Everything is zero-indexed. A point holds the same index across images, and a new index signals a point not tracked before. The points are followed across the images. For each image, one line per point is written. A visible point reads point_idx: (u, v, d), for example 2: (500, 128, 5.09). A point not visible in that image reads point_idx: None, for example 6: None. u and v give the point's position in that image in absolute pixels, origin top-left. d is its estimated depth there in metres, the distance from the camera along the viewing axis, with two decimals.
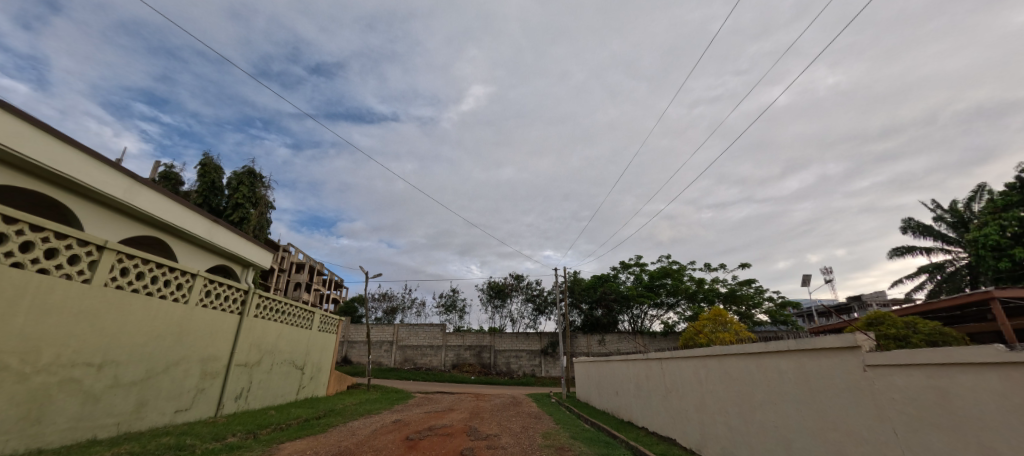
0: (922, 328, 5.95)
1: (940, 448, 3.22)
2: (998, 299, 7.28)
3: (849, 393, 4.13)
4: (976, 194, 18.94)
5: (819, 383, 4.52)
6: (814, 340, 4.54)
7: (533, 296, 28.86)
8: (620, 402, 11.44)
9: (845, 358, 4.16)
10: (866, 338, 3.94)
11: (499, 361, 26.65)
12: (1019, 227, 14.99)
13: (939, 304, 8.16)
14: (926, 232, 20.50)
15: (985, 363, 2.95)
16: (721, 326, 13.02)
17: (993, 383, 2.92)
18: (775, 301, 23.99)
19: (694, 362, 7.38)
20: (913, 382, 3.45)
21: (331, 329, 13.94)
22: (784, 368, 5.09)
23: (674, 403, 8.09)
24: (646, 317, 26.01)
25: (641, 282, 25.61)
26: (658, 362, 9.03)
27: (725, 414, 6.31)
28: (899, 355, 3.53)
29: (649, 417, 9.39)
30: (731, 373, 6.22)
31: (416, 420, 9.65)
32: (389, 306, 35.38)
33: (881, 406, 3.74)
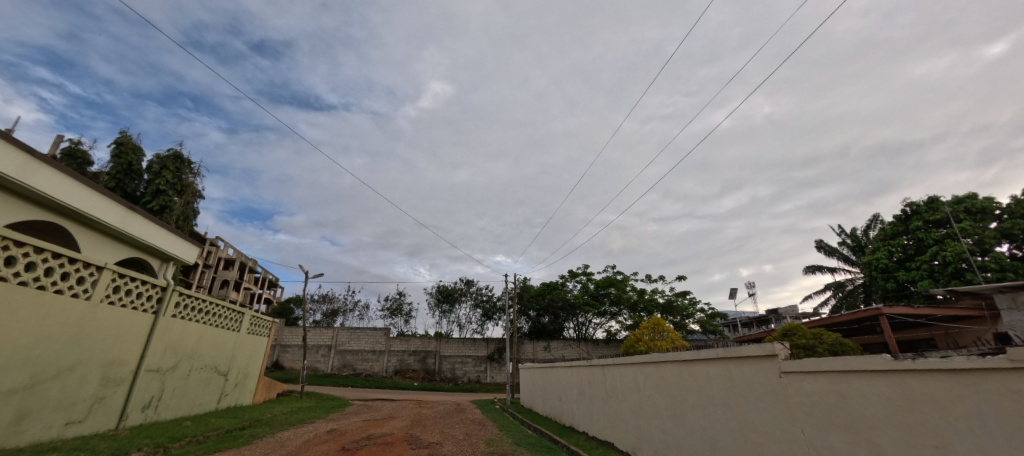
0: (826, 339, 6.77)
1: (838, 443, 3.72)
2: (886, 315, 8.25)
3: (765, 396, 4.63)
4: (871, 223, 21.55)
5: (741, 388, 5.01)
6: (738, 348, 5.03)
7: (481, 302, 28.85)
8: (562, 408, 11.82)
9: (763, 365, 4.68)
10: (782, 347, 4.47)
11: (444, 367, 26.31)
12: (902, 253, 17.30)
13: (840, 319, 9.08)
14: (833, 253, 22.97)
15: (873, 370, 3.46)
16: (658, 334, 13.74)
17: (879, 388, 3.44)
18: (706, 312, 25.68)
19: (633, 368, 7.81)
20: (820, 386, 3.95)
21: (262, 332, 13.18)
22: (712, 373, 5.58)
23: (613, 407, 8.50)
24: (590, 325, 26.85)
25: (587, 291, 26.41)
26: (600, 368, 9.41)
27: (660, 418, 6.75)
28: (809, 362, 4.04)
29: (590, 422, 9.79)
30: (667, 378, 6.66)
31: (353, 429, 9.33)
32: (329, 308, 33.83)
33: (792, 409, 4.23)
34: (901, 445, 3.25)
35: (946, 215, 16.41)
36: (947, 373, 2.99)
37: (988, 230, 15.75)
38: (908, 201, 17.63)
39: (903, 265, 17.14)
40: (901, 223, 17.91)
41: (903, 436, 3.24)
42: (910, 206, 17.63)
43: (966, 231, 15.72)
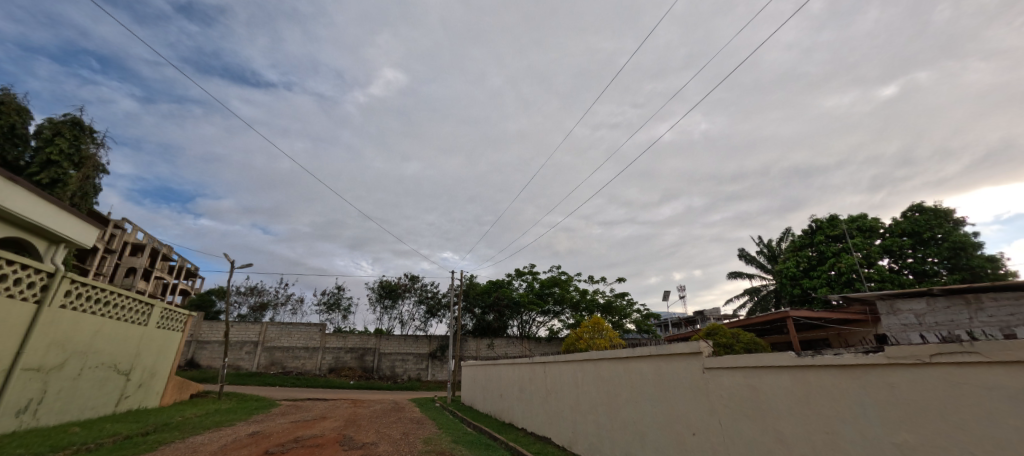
0: (742, 338, 7.53)
1: (749, 431, 4.22)
2: (792, 318, 9.30)
3: (690, 390, 5.10)
4: (784, 235, 24.03)
5: (669, 383, 5.47)
6: (668, 347, 5.48)
7: (426, 298, 28.45)
8: (502, 405, 12.07)
9: (689, 361, 5.15)
10: (706, 345, 4.95)
11: (383, 365, 25.66)
12: (807, 262, 19.47)
13: (754, 320, 10.09)
14: (752, 261, 25.30)
15: (780, 366, 3.96)
16: (598, 333, 14.40)
17: (783, 381, 3.95)
18: (642, 312, 27.21)
19: (572, 365, 8.19)
20: (736, 380, 4.44)
21: (174, 327, 12.15)
22: (644, 370, 6.01)
23: (552, 404, 8.85)
24: (534, 323, 27.44)
25: (532, 290, 26.94)
26: (541, 366, 9.74)
27: (595, 412, 7.15)
28: (729, 359, 4.52)
29: (529, 418, 10.11)
30: (604, 375, 7.07)
31: (279, 432, 8.91)
32: (257, 301, 31.68)
33: (713, 401, 4.71)
34: (799, 431, 3.75)
35: (843, 231, 18.75)
36: (834, 369, 3.49)
37: (874, 245, 18.22)
38: (814, 217, 19.88)
39: (808, 273, 19.30)
40: (807, 237, 20.16)
41: (800, 423, 3.75)
42: (815, 222, 19.86)
43: (858, 245, 18.10)
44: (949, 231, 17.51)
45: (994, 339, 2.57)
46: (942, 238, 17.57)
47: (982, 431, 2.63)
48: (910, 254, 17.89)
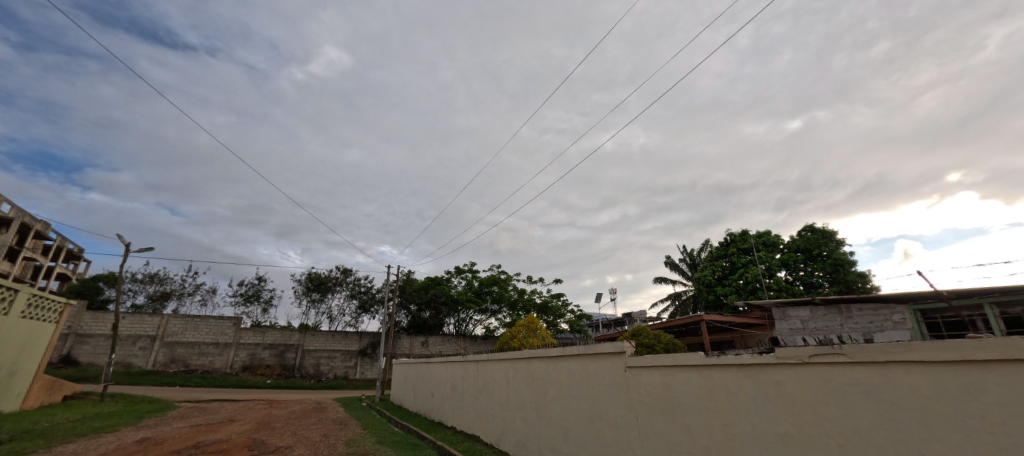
0: (663, 339, 8.13)
1: (661, 424, 4.59)
2: (705, 321, 10.17)
3: (612, 387, 5.43)
4: (704, 246, 26.22)
5: (594, 381, 5.77)
6: (595, 346, 5.79)
7: (358, 293, 27.31)
8: (432, 403, 11.95)
9: (612, 360, 5.47)
10: (629, 345, 5.31)
11: (307, 362, 24.25)
12: (721, 271, 21.41)
13: (673, 322, 10.90)
14: (675, 268, 27.27)
15: (690, 364, 4.36)
16: (532, 332, 14.72)
17: (691, 378, 4.34)
18: (575, 313, 28.22)
19: (505, 364, 8.33)
20: (652, 378, 4.80)
21: (43, 318, 10.54)
22: (572, 368, 6.29)
23: (483, 402, 8.95)
24: (470, 321, 27.41)
25: (470, 288, 26.86)
26: (474, 364, 9.79)
27: (524, 409, 7.34)
28: (647, 358, 4.88)
29: (458, 416, 10.12)
30: (535, 374, 7.25)
31: (178, 437, 8.12)
32: (158, 291, 28.46)
33: (631, 397, 5.05)
34: (702, 424, 4.15)
35: (751, 245, 20.88)
36: (735, 367, 3.91)
37: (775, 259, 20.51)
38: (729, 231, 21.89)
39: (721, 281, 21.21)
40: (722, 248, 22.16)
41: (703, 416, 4.15)
42: (729, 235, 21.88)
43: (762, 258, 20.27)
44: (833, 249, 20.17)
45: (857, 343, 3.02)
46: (827, 255, 20.16)
47: (845, 421, 3.08)
48: (802, 267, 20.34)
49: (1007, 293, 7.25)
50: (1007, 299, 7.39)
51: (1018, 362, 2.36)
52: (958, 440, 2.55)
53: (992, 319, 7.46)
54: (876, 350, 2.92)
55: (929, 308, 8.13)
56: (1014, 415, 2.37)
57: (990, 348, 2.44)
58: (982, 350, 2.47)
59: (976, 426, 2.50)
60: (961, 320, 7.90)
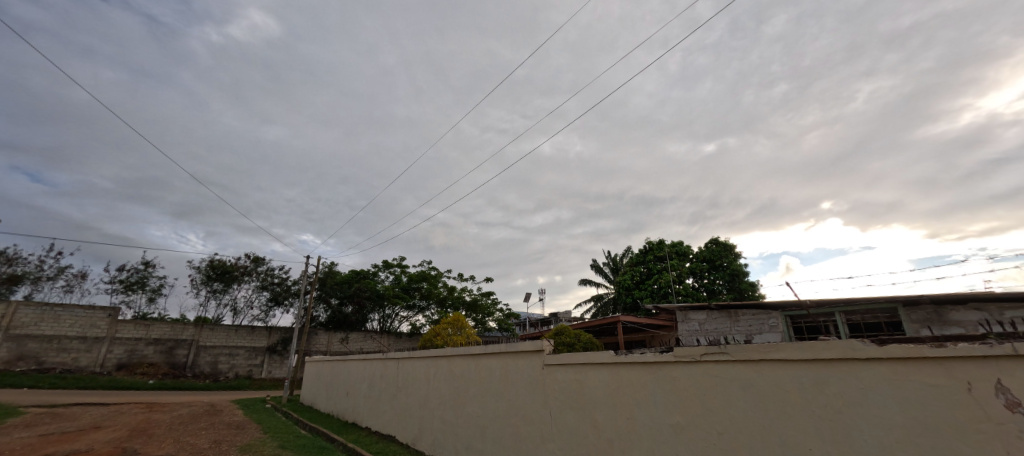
0: (583, 338, 8.38)
1: (572, 420, 4.75)
2: (621, 322, 10.69)
3: (529, 385, 5.46)
4: (626, 252, 27.82)
5: (512, 379, 5.76)
6: (515, 345, 5.77)
7: (270, 284, 25.17)
8: (347, 403, 11.29)
9: (531, 358, 5.49)
10: (548, 344, 5.36)
11: (202, 360, 21.79)
12: (639, 276, 22.79)
13: (592, 323, 11.36)
14: (600, 272, 28.61)
15: (602, 362, 4.58)
16: (457, 330, 14.50)
17: (602, 375, 4.56)
18: (504, 311, 28.42)
19: (425, 362, 8.06)
20: (567, 376, 4.93)
21: None
22: (492, 366, 6.22)
23: (400, 401, 8.60)
24: (395, 317, 26.47)
25: (398, 283, 25.92)
26: (394, 362, 9.37)
27: (442, 408, 7.15)
28: (564, 357, 4.98)
29: (374, 417, 9.66)
30: (455, 371, 7.09)
31: (17, 450, 6.80)
32: (5, 273, 23.80)
33: (547, 395, 5.13)
34: (609, 420, 4.38)
35: (665, 253, 22.53)
36: (640, 365, 4.20)
37: (685, 267, 22.27)
38: (649, 239, 23.40)
39: (638, 285, 22.60)
40: (641, 254, 23.64)
41: (611, 412, 4.38)
42: (648, 243, 23.41)
43: (675, 266, 21.95)
44: (731, 261, 22.48)
45: (741, 343, 3.44)
46: (726, 265, 22.39)
47: (723, 413, 3.48)
48: (706, 275, 22.32)
49: (850, 303, 8.28)
50: (851, 309, 8.48)
51: (856, 360, 2.86)
52: (807, 426, 3.01)
53: (839, 325, 8.54)
54: (755, 350, 3.34)
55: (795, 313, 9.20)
56: (850, 404, 2.85)
57: (833, 350, 2.96)
58: (832, 349, 2.97)
59: (823, 414, 2.96)
60: (818, 325, 8.95)
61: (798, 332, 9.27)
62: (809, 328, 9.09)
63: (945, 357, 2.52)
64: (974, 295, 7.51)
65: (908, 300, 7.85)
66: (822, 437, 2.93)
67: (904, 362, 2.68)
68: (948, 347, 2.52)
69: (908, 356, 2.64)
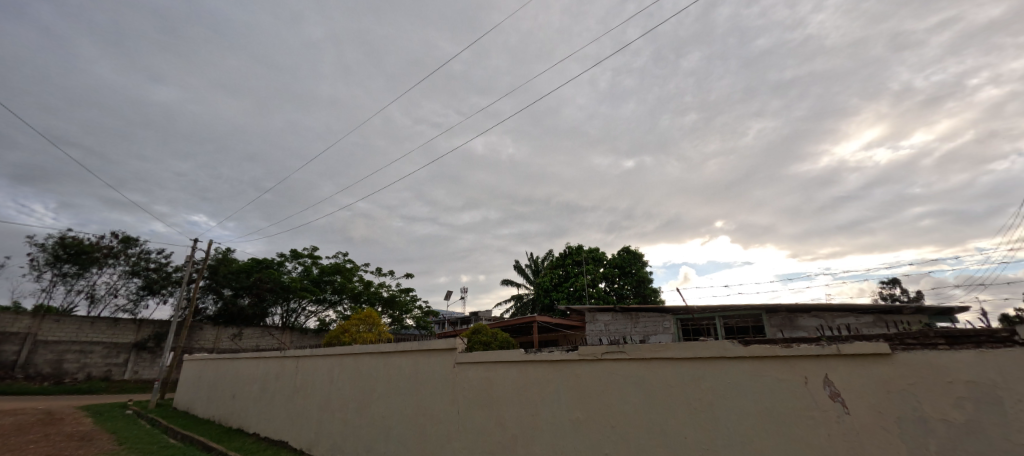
0: (500, 337, 8.29)
1: (479, 419, 4.64)
2: (536, 322, 10.84)
3: (438, 384, 5.19)
4: (547, 254, 28.63)
5: (421, 378, 5.44)
6: (427, 342, 5.44)
7: (144, 270, 21.79)
8: (233, 407, 10.00)
9: (443, 357, 5.23)
10: (461, 342, 5.13)
11: (43, 359, 17.95)
12: (557, 278, 23.55)
13: (508, 322, 11.41)
14: (521, 272, 29.07)
15: (514, 360, 4.54)
16: (367, 327, 13.66)
17: (513, 374, 4.51)
18: (423, 309, 27.53)
19: (329, 360, 7.35)
20: (478, 374, 4.80)
21: None
22: (401, 364, 5.82)
23: (297, 403, 7.79)
24: (301, 312, 24.32)
25: (307, 275, 23.93)
26: (293, 360, 8.45)
27: (344, 409, 6.57)
28: (477, 355, 4.83)
29: (264, 420, 8.66)
30: (362, 370, 6.55)
31: None
32: None
33: (456, 394, 4.94)
34: (515, 418, 4.35)
35: (583, 257, 23.56)
36: (546, 362, 4.28)
37: (599, 271, 23.43)
38: (569, 244, 24.29)
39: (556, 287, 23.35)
40: (561, 258, 24.45)
41: (518, 410, 4.36)
42: (568, 248, 24.29)
43: (590, 270, 23.03)
44: (639, 268, 24.10)
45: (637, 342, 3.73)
46: (635, 272, 24.03)
47: (615, 407, 3.75)
48: (616, 280, 23.73)
49: (727, 309, 9.21)
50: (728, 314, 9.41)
51: (725, 359, 3.29)
52: (682, 416, 3.38)
53: (717, 328, 9.46)
54: (649, 348, 3.65)
55: (685, 317, 10.01)
56: (719, 397, 3.26)
57: (710, 349, 3.36)
58: (709, 348, 3.38)
59: (697, 406, 3.34)
60: (701, 327, 9.85)
61: (685, 334, 10.12)
62: (695, 330, 9.98)
63: (794, 356, 3.02)
64: (816, 304, 8.77)
65: (768, 307, 8.97)
66: (696, 426, 3.29)
67: (761, 360, 3.14)
68: (794, 347, 3.03)
69: (767, 355, 3.10)
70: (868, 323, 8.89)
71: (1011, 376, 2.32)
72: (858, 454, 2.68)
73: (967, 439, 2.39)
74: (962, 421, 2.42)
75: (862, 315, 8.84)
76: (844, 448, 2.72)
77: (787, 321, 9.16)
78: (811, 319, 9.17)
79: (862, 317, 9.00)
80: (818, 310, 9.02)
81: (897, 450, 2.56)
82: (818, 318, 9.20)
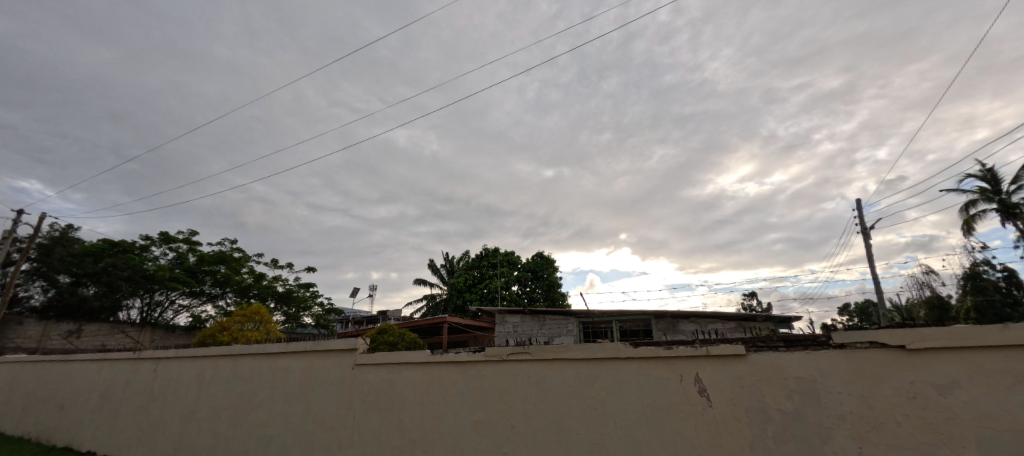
0: (408, 338, 7.90)
1: (376, 425, 4.28)
2: (447, 323, 10.55)
3: (333, 388, 4.70)
4: (464, 255, 28.40)
5: (314, 381, 4.88)
6: (324, 342, 4.90)
7: None
8: (61, 420, 8.15)
9: (341, 358, 4.75)
10: (363, 342, 4.71)
11: None
12: (471, 279, 23.42)
13: (417, 322, 10.99)
14: (436, 272, 28.40)
15: (419, 362, 4.25)
16: (251, 325, 12.14)
17: (417, 375, 4.23)
18: (325, 306, 25.44)
19: (201, 362, 6.28)
20: (379, 377, 4.43)
21: None
22: (291, 367, 5.18)
23: (155, 412, 6.56)
24: (167, 306, 20.92)
25: (180, 264, 20.66)
26: (152, 363, 7.08)
27: (215, 419, 5.67)
28: (379, 356, 4.46)
29: (106, 435, 7.18)
30: (242, 374, 5.69)
31: None
32: None
33: (352, 398, 4.51)
34: (415, 423, 4.08)
35: (498, 260, 23.75)
36: (452, 364, 4.08)
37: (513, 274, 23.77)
38: (487, 246, 24.34)
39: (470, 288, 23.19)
40: (477, 259, 24.39)
41: (418, 414, 4.09)
42: (485, 250, 24.33)
43: (504, 273, 23.28)
44: (550, 273, 24.96)
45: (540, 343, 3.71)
46: (546, 277, 24.83)
47: (512, 407, 3.70)
48: (528, 284, 24.30)
49: (623, 313, 9.87)
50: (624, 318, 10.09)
51: (617, 359, 3.41)
52: (572, 414, 3.46)
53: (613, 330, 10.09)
54: (550, 349, 3.66)
55: (586, 321, 10.51)
56: (609, 395, 3.39)
57: (605, 350, 3.46)
58: (604, 350, 3.47)
59: (589, 404, 3.43)
60: (600, 330, 10.42)
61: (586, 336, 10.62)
62: (595, 333, 10.54)
63: (674, 357, 3.22)
64: (695, 310, 9.79)
65: (657, 312, 9.77)
66: (584, 423, 3.39)
67: (646, 361, 3.31)
68: (674, 348, 3.23)
69: (650, 355, 3.28)
70: (732, 328, 10.15)
71: (827, 373, 2.76)
72: (714, 443, 2.94)
73: (794, 425, 2.76)
74: (791, 409, 2.79)
75: (728, 321, 10.07)
76: (703, 438, 2.98)
77: (670, 326, 10.08)
78: (689, 324, 10.17)
79: (728, 322, 10.24)
80: (695, 315, 10.06)
81: (744, 439, 2.86)
82: (693, 323, 10.20)
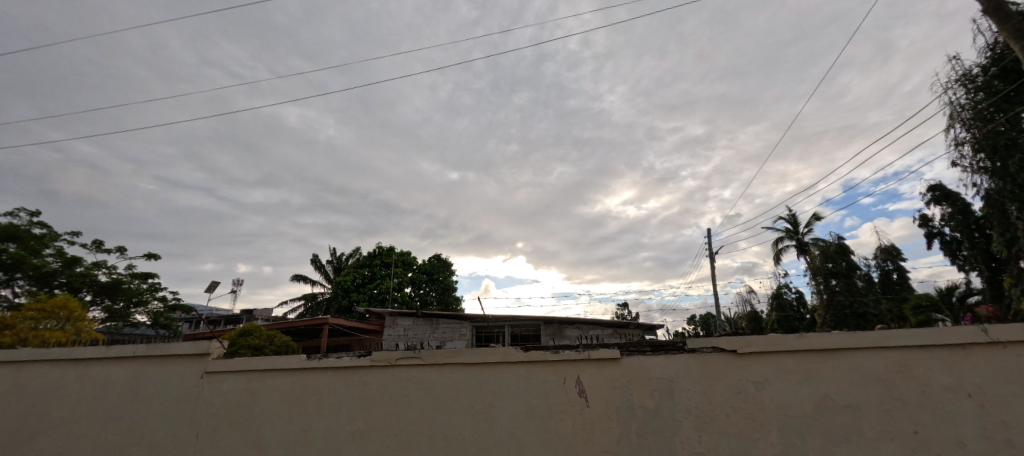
0: (277, 340, 7.20)
1: (227, 442, 3.87)
2: (329, 324, 9.84)
3: (172, 401, 4.08)
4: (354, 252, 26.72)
5: (147, 393, 4.16)
6: (164, 346, 4.18)
7: None
8: None
9: (187, 365, 4.14)
10: (218, 346, 4.18)
11: None
12: (361, 278, 22.13)
13: (294, 323, 10.01)
14: (320, 269, 26.16)
15: (287, 368, 3.93)
16: (49, 324, 9.07)
17: (285, 383, 3.92)
18: (165, 303, 21.38)
19: None
20: (237, 385, 4.00)
21: None
22: (113, 376, 4.30)
23: None
24: None
25: None
26: None
27: None
28: (237, 362, 4.01)
29: None
30: (29, 384, 4.48)
31: None
32: None
33: (197, 413, 3.99)
34: (276, 437, 3.80)
35: (393, 259, 22.90)
36: (331, 370, 3.86)
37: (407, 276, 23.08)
38: (382, 245, 23.33)
39: (358, 288, 21.88)
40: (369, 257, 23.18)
41: (281, 427, 3.82)
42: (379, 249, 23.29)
43: (398, 274, 22.50)
44: (446, 276, 24.82)
45: (432, 348, 3.73)
46: (441, 280, 24.64)
47: (398, 414, 3.66)
48: (422, 286, 23.84)
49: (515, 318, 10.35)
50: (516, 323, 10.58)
51: (508, 363, 3.61)
52: (461, 418, 3.56)
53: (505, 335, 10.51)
54: (444, 354, 3.70)
55: (479, 325, 10.74)
56: (497, 397, 3.56)
57: (498, 354, 3.63)
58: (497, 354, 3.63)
59: (478, 407, 3.56)
60: (492, 335, 10.74)
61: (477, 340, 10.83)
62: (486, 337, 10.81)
63: (560, 360, 3.52)
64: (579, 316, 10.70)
65: (545, 318, 10.42)
66: (473, 426, 3.52)
67: (535, 363, 3.57)
68: (560, 352, 3.54)
69: (540, 359, 3.54)
70: (609, 334, 11.34)
71: (681, 374, 3.31)
72: (590, 437, 3.31)
73: (651, 420, 3.25)
74: (650, 406, 3.29)
75: (605, 327, 11.23)
76: (581, 432, 3.34)
77: (556, 331, 10.81)
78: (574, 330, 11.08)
79: (606, 329, 11.42)
80: (579, 322, 10.99)
81: (616, 431, 3.29)
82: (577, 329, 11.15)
